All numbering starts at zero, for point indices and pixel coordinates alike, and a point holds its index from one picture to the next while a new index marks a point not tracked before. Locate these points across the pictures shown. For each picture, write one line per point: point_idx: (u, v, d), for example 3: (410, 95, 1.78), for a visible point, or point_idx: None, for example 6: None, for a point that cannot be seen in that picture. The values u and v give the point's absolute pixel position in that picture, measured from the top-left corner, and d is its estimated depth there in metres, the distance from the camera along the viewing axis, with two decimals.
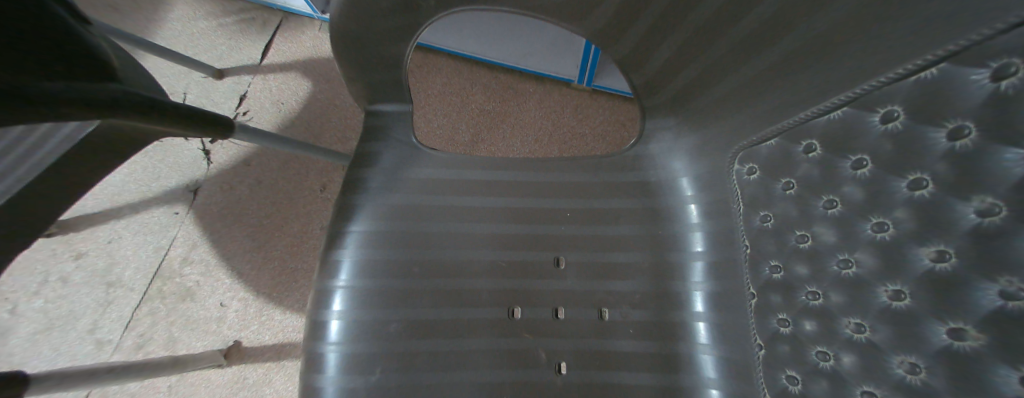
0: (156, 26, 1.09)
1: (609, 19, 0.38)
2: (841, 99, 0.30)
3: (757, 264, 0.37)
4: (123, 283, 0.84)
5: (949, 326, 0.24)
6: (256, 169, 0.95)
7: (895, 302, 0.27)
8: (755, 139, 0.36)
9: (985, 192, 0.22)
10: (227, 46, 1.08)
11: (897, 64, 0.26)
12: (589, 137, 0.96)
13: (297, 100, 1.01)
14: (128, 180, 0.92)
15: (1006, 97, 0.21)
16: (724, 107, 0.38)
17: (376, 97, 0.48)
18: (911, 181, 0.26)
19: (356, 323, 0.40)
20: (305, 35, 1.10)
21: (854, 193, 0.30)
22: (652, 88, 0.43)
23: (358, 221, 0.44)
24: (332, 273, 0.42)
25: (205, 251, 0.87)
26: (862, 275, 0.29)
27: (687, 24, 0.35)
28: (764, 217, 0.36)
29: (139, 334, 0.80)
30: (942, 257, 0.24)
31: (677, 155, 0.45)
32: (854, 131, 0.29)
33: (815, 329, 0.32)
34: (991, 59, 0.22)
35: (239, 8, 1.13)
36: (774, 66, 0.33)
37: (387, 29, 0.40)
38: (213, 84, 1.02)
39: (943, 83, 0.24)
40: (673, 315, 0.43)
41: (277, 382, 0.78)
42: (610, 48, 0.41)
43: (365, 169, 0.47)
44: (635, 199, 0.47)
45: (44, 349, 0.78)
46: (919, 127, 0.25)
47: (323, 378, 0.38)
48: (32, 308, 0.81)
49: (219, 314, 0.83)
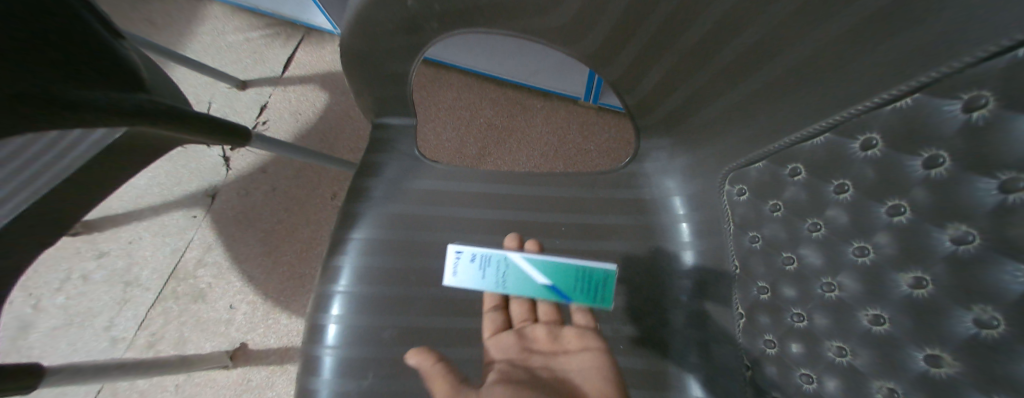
0: (187, 40, 1.16)
1: (601, 44, 0.39)
2: (825, 124, 0.30)
3: (746, 284, 0.38)
4: (140, 282, 0.88)
5: (925, 352, 0.25)
6: (271, 176, 0.99)
7: (875, 327, 0.28)
8: (744, 161, 0.37)
9: (960, 220, 0.23)
10: (251, 59, 1.14)
11: (876, 92, 0.27)
12: (595, 153, 0.98)
13: (314, 112, 1.06)
14: (152, 183, 0.97)
15: (977, 127, 0.22)
16: (714, 129, 0.39)
17: (384, 110, 0.50)
18: (890, 206, 0.27)
19: (353, 327, 0.42)
20: (324, 50, 1.16)
21: (837, 217, 0.30)
22: (645, 109, 0.44)
23: (360, 229, 0.46)
24: (332, 279, 0.44)
25: (219, 254, 0.91)
26: (845, 298, 0.30)
27: (675, 49, 0.36)
28: (753, 238, 0.37)
29: (151, 333, 0.84)
30: (919, 283, 0.25)
31: (671, 174, 0.46)
32: (837, 157, 0.30)
33: (801, 352, 0.32)
34: (962, 90, 0.22)
35: (264, 24, 1.19)
36: (759, 92, 0.33)
37: (393, 48, 0.42)
38: (237, 95, 1.08)
39: (915, 114, 0.25)
40: (663, 332, 0.42)
41: (279, 386, 0.80)
42: (603, 69, 0.42)
43: (369, 179, 0.49)
44: (630, 216, 0.47)
45: (63, 344, 0.82)
46: (897, 156, 0.26)
47: (318, 380, 0.40)
48: (54, 303, 0.85)
49: (228, 316, 0.85)
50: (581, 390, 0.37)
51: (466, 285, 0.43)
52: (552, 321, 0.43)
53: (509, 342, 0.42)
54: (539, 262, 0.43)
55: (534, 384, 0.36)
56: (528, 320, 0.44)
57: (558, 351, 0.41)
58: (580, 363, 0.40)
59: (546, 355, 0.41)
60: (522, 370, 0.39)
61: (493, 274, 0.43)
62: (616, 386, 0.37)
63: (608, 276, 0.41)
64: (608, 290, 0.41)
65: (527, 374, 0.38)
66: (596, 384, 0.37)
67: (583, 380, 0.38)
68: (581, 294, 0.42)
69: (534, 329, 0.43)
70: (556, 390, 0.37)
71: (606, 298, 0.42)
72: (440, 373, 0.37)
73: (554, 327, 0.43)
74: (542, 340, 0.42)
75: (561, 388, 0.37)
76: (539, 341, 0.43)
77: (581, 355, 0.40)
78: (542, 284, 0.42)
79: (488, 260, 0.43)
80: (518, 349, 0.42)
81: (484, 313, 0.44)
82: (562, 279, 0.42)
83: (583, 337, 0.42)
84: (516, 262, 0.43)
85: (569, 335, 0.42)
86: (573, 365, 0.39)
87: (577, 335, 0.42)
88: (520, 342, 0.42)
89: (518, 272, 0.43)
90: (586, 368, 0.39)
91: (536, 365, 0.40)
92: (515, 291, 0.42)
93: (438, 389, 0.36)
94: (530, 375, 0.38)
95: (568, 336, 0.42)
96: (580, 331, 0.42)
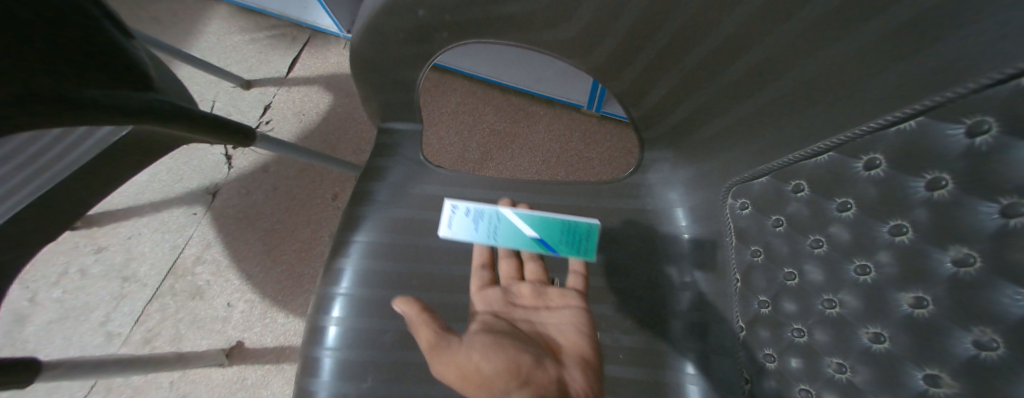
0: (194, 38, 1.16)
1: (608, 57, 0.40)
2: (828, 143, 0.31)
3: (747, 298, 0.38)
4: (138, 278, 0.88)
5: (924, 372, 0.25)
6: (273, 175, 0.99)
7: (875, 345, 0.28)
8: (747, 176, 0.37)
9: (961, 243, 0.23)
10: (257, 59, 1.15)
11: (880, 113, 0.27)
12: (597, 161, 0.98)
13: (318, 113, 1.06)
14: (153, 179, 0.97)
15: (981, 152, 0.22)
16: (719, 143, 0.40)
17: (391, 115, 0.51)
18: (892, 226, 0.27)
19: (353, 330, 0.42)
20: (330, 51, 1.16)
21: (839, 234, 0.30)
22: (650, 121, 0.45)
23: (363, 232, 0.46)
24: (334, 281, 0.45)
25: (218, 252, 0.91)
26: (846, 315, 0.30)
27: (681, 65, 0.37)
28: (754, 251, 0.37)
29: (147, 329, 0.83)
30: (920, 303, 0.25)
31: (674, 186, 0.47)
32: (841, 175, 0.30)
33: (800, 366, 0.33)
34: (966, 115, 0.23)
35: (271, 24, 1.20)
36: (765, 108, 0.34)
37: (402, 55, 0.42)
38: (241, 93, 1.09)
39: (920, 136, 0.25)
40: (664, 344, 0.42)
41: (274, 385, 0.80)
42: (609, 81, 0.43)
43: (373, 183, 0.50)
44: (633, 226, 0.47)
45: (57, 338, 0.82)
46: (900, 176, 0.26)
47: (317, 383, 0.40)
48: (50, 297, 0.85)
49: (225, 314, 0.85)
50: (559, 343, 0.37)
51: (460, 236, 0.46)
52: (538, 280, 0.43)
53: (493, 297, 0.42)
54: (528, 216, 0.45)
55: (515, 334, 0.36)
56: (514, 277, 0.43)
57: (540, 307, 0.41)
58: (561, 320, 0.40)
59: (528, 310, 0.41)
60: (505, 321, 0.38)
61: (485, 227, 0.45)
62: (591, 341, 0.38)
63: (591, 231, 0.45)
64: (591, 244, 0.45)
65: (509, 326, 0.38)
66: (574, 341, 0.38)
67: (563, 336, 0.38)
68: (567, 247, 0.44)
69: (519, 286, 0.43)
70: (536, 342, 0.36)
71: (589, 251, 0.45)
72: (426, 322, 0.36)
73: (540, 285, 0.42)
74: (526, 297, 0.42)
75: (540, 341, 0.37)
76: (523, 297, 0.42)
77: (563, 312, 0.40)
78: (530, 236, 0.44)
79: (482, 215, 0.46)
80: (501, 303, 0.41)
81: (473, 271, 0.44)
82: (550, 233, 0.44)
83: (567, 296, 0.42)
84: (507, 216, 0.45)
85: (554, 293, 0.42)
86: (554, 320, 0.40)
87: (561, 294, 0.42)
88: (504, 297, 0.42)
89: (508, 225, 0.45)
90: (566, 325, 0.39)
91: (517, 318, 0.39)
92: (504, 242, 0.44)
93: (423, 335, 0.35)
94: (512, 326, 0.37)
95: (552, 294, 0.42)
96: (564, 291, 0.42)
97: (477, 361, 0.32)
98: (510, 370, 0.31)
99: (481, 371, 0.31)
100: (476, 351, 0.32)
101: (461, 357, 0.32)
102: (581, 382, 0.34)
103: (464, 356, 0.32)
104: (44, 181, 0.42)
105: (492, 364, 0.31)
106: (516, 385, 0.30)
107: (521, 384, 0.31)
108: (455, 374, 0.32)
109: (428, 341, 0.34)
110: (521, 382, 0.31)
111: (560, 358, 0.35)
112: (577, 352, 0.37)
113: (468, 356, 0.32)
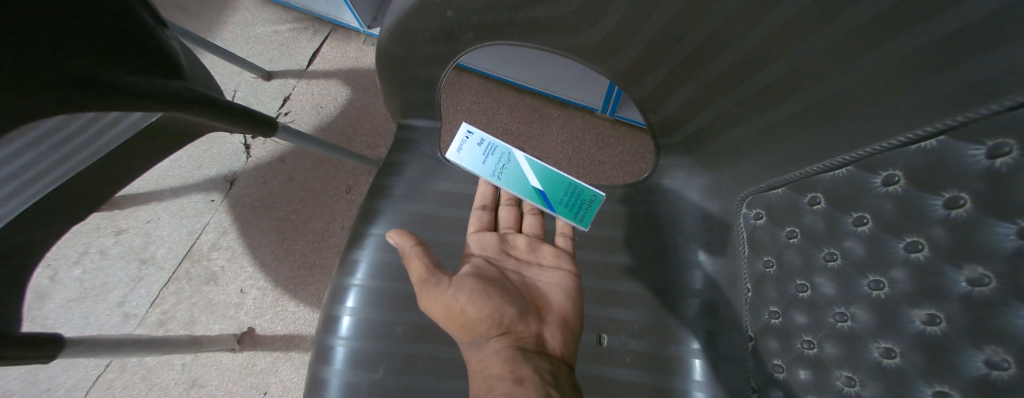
0: (219, 29, 1.19)
1: (629, 63, 0.40)
2: (847, 157, 0.31)
3: (757, 308, 0.38)
4: (155, 261, 0.91)
5: (933, 388, 0.25)
6: (290, 165, 1.01)
7: (885, 360, 0.28)
8: (764, 186, 0.38)
9: (976, 262, 0.24)
10: (279, 51, 1.17)
11: (902, 130, 0.28)
12: (608, 164, 0.98)
13: (335, 106, 1.08)
14: (173, 165, 1.00)
15: (1001, 173, 0.22)
16: (737, 152, 0.40)
17: (411, 112, 0.52)
18: (908, 242, 0.27)
19: (366, 320, 0.43)
20: (350, 46, 1.18)
21: (854, 248, 0.31)
22: (668, 128, 0.45)
23: (380, 225, 0.48)
24: (349, 272, 0.46)
25: (233, 239, 0.93)
26: (858, 330, 0.30)
27: (703, 74, 0.37)
28: (767, 262, 0.38)
29: (162, 311, 0.86)
30: (932, 319, 0.26)
31: (688, 193, 0.47)
32: (858, 190, 0.30)
33: (808, 378, 0.33)
34: (987, 137, 0.23)
35: (294, 17, 1.22)
36: (785, 121, 0.34)
37: (427, 53, 0.44)
38: (262, 84, 1.11)
39: (941, 155, 0.25)
40: (671, 349, 0.42)
41: (283, 372, 0.82)
42: (630, 86, 0.43)
43: (391, 177, 0.51)
44: (644, 230, 0.48)
45: (75, 316, 0.85)
46: (919, 193, 0.27)
47: (329, 370, 0.41)
48: (70, 276, 0.88)
49: (238, 300, 0.88)
50: (544, 300, 0.42)
51: (466, 161, 0.49)
52: (534, 235, 0.48)
53: (490, 242, 0.46)
54: (537, 167, 0.49)
55: (502, 285, 0.41)
56: (512, 228, 0.48)
57: (532, 261, 0.46)
58: (550, 278, 0.44)
59: (520, 262, 0.46)
60: (496, 269, 0.43)
61: (493, 162, 0.49)
62: (576, 304, 0.42)
63: (593, 201, 0.48)
64: (591, 213, 0.48)
65: (499, 274, 0.43)
66: (559, 301, 0.42)
67: (549, 293, 0.43)
68: (566, 209, 0.48)
69: (516, 237, 0.48)
70: (522, 295, 0.41)
71: (585, 220, 0.48)
72: (418, 255, 0.38)
73: (535, 240, 0.47)
74: (520, 249, 0.47)
75: (526, 294, 0.42)
76: (518, 249, 0.47)
77: (553, 271, 0.44)
78: (533, 186, 0.48)
79: (493, 149, 0.49)
80: (496, 249, 0.46)
81: (473, 211, 0.48)
82: (553, 189, 0.48)
83: (559, 257, 0.45)
84: (518, 159, 0.48)
85: (546, 251, 0.46)
86: (543, 277, 0.44)
87: (553, 254, 0.45)
88: (499, 244, 0.47)
89: (515, 168, 0.49)
90: (554, 284, 0.43)
91: (509, 268, 0.45)
92: (506, 182, 0.48)
93: (415, 269, 0.37)
94: (502, 275, 0.42)
95: (545, 252, 0.46)
96: (558, 251, 0.46)
97: (464, 304, 0.36)
98: (493, 318, 0.36)
99: (466, 314, 0.35)
100: (464, 295, 0.36)
101: (448, 298, 0.36)
102: (556, 338, 0.38)
103: (451, 297, 0.36)
104: (78, 162, 0.43)
105: (476, 309, 0.36)
106: (496, 332, 0.36)
107: (501, 332, 0.36)
108: (441, 312, 0.36)
109: (419, 275, 0.37)
110: (501, 330, 0.36)
111: (542, 315, 0.40)
112: (558, 310, 0.41)
113: (455, 298, 0.36)
